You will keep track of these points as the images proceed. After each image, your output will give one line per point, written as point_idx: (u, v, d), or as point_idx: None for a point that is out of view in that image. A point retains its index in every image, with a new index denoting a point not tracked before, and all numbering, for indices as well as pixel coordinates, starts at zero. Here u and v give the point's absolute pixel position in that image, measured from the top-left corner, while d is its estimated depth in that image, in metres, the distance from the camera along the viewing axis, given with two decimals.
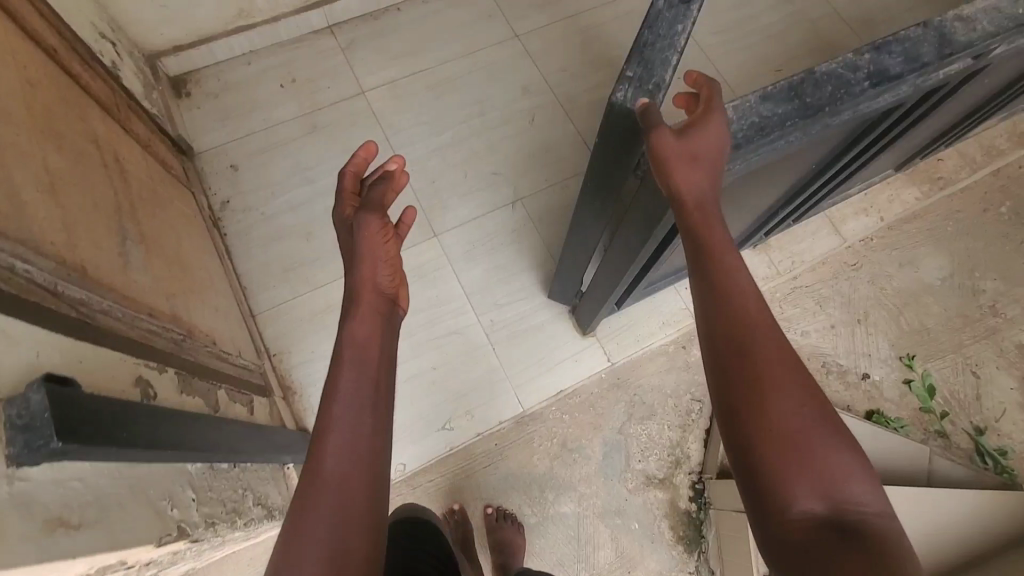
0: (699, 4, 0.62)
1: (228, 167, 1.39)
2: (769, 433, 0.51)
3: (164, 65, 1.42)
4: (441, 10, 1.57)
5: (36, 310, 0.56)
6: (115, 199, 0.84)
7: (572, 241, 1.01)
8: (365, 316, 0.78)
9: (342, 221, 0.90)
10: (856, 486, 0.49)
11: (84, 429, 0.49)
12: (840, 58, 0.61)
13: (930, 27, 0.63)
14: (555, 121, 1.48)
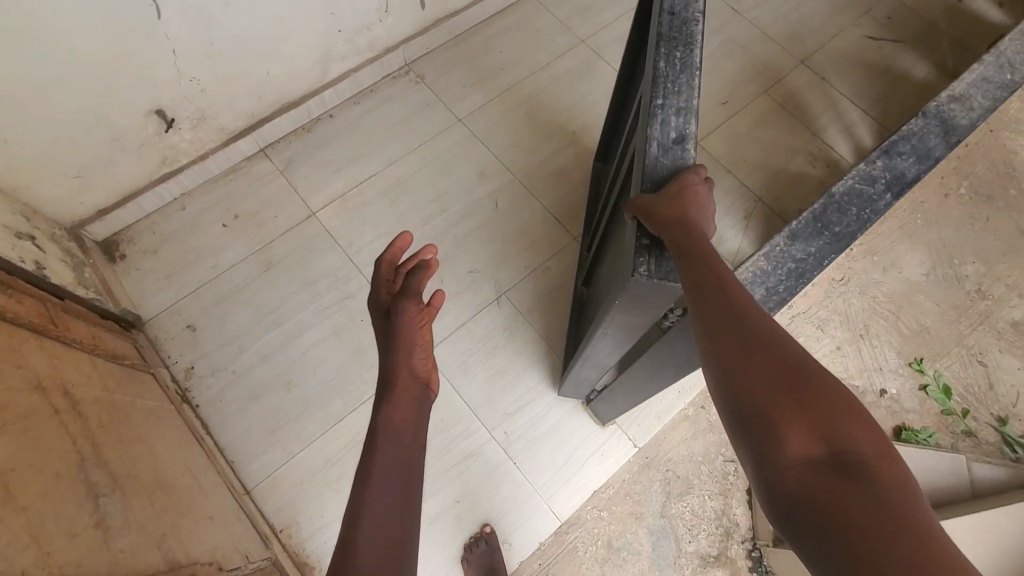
0: (693, 143, 0.70)
1: (185, 328, 1.27)
2: (761, 387, 0.50)
3: (90, 233, 1.28)
4: (375, 109, 1.50)
5: None
6: (75, 454, 0.72)
7: (581, 363, 0.94)
8: (401, 399, 0.70)
9: (377, 307, 0.84)
10: (857, 427, 0.47)
11: None
12: (857, 172, 0.68)
13: (919, 126, 0.72)
14: (520, 202, 1.43)
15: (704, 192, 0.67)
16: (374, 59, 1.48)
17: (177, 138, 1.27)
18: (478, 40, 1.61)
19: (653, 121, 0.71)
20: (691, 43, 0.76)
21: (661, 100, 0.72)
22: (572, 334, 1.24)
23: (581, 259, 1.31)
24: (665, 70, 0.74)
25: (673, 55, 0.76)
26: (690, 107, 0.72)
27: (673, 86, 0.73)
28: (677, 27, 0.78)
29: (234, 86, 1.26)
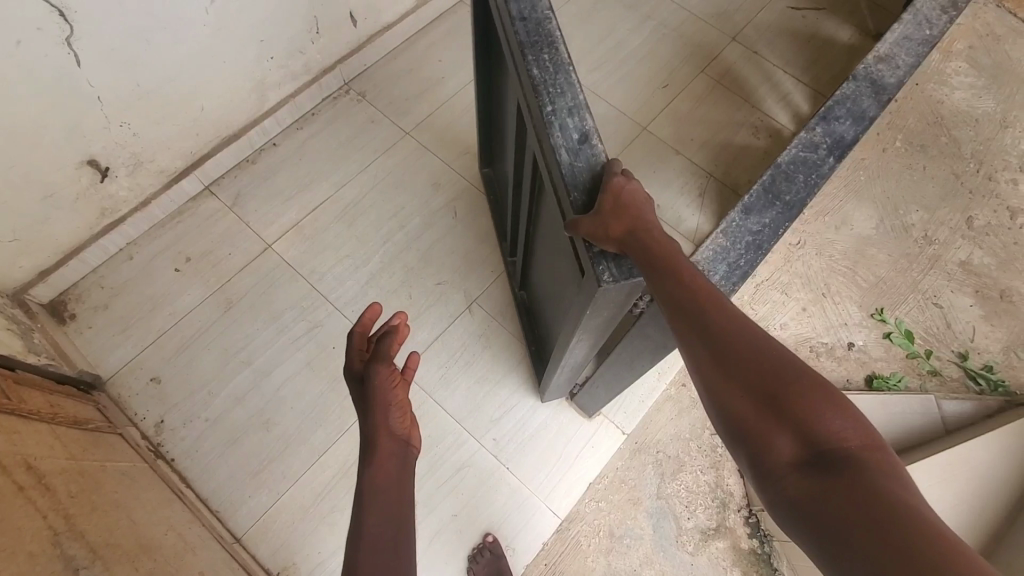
0: (596, 136, 0.71)
1: (150, 381, 1.23)
2: (746, 395, 0.53)
3: (34, 297, 1.22)
4: (319, 132, 1.48)
5: None
6: (47, 531, 0.69)
7: (556, 364, 0.95)
8: (383, 465, 0.66)
9: (352, 380, 0.78)
10: (841, 420, 0.49)
11: None
12: (798, 141, 0.70)
13: (852, 87, 0.75)
14: (478, 208, 1.42)
15: (632, 186, 0.68)
16: (311, 82, 1.45)
17: (115, 186, 1.22)
18: (415, 52, 1.60)
19: (552, 128, 0.71)
20: (553, 43, 0.78)
21: (549, 104, 0.73)
22: (530, 335, 1.25)
23: (512, 261, 1.32)
24: (541, 76, 0.75)
25: (541, 59, 0.76)
26: (578, 104, 0.73)
27: (555, 88, 0.74)
28: (534, 31, 0.78)
29: (168, 126, 1.22)
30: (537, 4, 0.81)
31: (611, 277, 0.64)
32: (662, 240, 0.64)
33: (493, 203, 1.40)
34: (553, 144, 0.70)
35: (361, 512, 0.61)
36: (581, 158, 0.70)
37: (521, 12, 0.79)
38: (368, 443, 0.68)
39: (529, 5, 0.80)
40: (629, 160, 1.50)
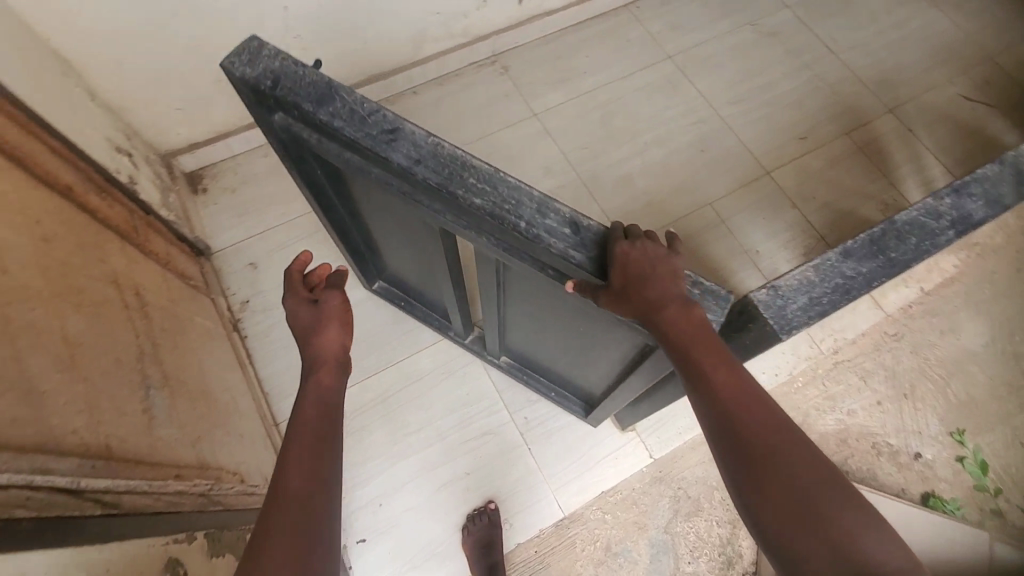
0: (583, 216, 0.60)
1: (247, 265, 1.36)
2: (773, 504, 0.47)
3: (180, 163, 1.39)
4: (457, 92, 1.56)
5: (57, 525, 0.51)
6: (136, 347, 0.80)
7: (622, 385, 0.93)
8: (328, 365, 0.71)
9: (292, 309, 0.79)
10: (877, 542, 0.44)
11: None
12: (921, 205, 0.63)
13: (993, 168, 0.70)
14: (580, 200, 1.44)
15: (642, 250, 0.58)
16: (465, 45, 1.54)
17: None
18: (567, 43, 1.65)
19: (547, 244, 0.58)
20: (463, 161, 0.60)
21: (526, 220, 0.58)
22: (539, 382, 1.21)
23: (462, 343, 1.25)
24: (485, 203, 0.58)
25: (469, 189, 0.59)
26: (539, 199, 0.59)
27: (510, 200, 0.59)
28: (436, 164, 0.59)
29: (331, 50, 1.34)
30: (409, 134, 0.60)
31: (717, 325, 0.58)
32: (689, 308, 0.57)
33: (405, 306, 1.28)
34: (563, 256, 0.58)
35: (301, 406, 0.64)
36: (591, 247, 0.59)
37: (403, 158, 0.59)
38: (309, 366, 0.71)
39: (404, 142, 0.60)
40: (741, 201, 1.46)
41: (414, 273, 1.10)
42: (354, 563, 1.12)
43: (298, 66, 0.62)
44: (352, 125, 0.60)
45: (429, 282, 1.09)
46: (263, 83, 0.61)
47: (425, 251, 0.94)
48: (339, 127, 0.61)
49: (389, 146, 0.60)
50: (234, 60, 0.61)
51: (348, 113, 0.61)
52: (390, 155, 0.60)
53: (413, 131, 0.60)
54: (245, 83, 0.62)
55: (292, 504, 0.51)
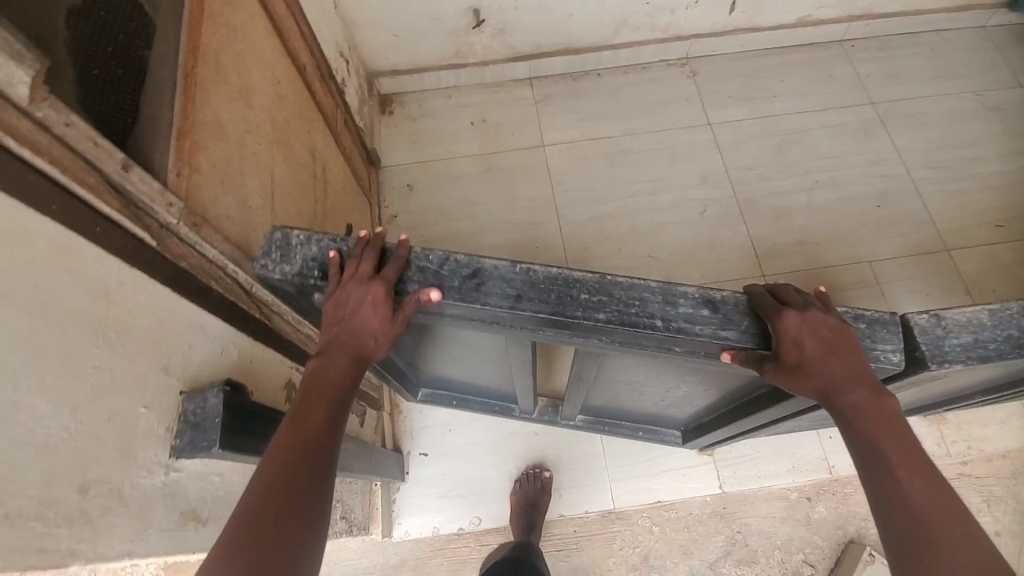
0: (714, 289, 0.54)
1: (405, 185, 1.48)
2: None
3: (379, 83, 1.55)
4: (640, 84, 1.58)
5: (234, 307, 0.62)
6: (313, 210, 0.92)
7: (741, 413, 0.89)
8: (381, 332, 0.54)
9: (344, 297, 0.52)
10: None
11: (239, 438, 0.52)
12: None
13: None
14: (728, 218, 1.40)
15: (802, 323, 0.51)
16: (661, 41, 1.56)
17: (476, 37, 1.47)
18: (763, 64, 1.61)
19: (695, 334, 0.53)
20: (564, 277, 0.54)
21: (661, 318, 0.53)
22: (623, 428, 1.15)
23: (531, 416, 1.18)
24: (611, 313, 0.53)
25: (587, 305, 0.53)
26: (661, 289, 0.54)
27: (634, 301, 0.54)
28: (541, 294, 0.54)
29: (538, 14, 1.42)
30: (491, 271, 0.54)
31: (902, 354, 0.51)
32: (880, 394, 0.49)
33: (460, 404, 1.17)
34: (716, 339, 0.53)
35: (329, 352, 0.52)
36: (737, 324, 0.53)
37: (501, 298, 0.54)
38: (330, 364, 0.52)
39: (495, 284, 0.54)
40: (904, 270, 1.34)
41: (478, 377, 1.01)
42: (411, 472, 1.20)
43: (333, 240, 0.56)
44: (426, 286, 0.54)
45: (498, 379, 1.00)
46: (306, 276, 0.55)
47: (506, 359, 0.84)
48: (413, 288, 0.55)
49: (480, 292, 0.54)
50: (263, 261, 0.54)
51: (419, 270, 0.55)
52: (484, 302, 0.54)
53: (496, 268, 0.54)
54: (285, 283, 0.55)
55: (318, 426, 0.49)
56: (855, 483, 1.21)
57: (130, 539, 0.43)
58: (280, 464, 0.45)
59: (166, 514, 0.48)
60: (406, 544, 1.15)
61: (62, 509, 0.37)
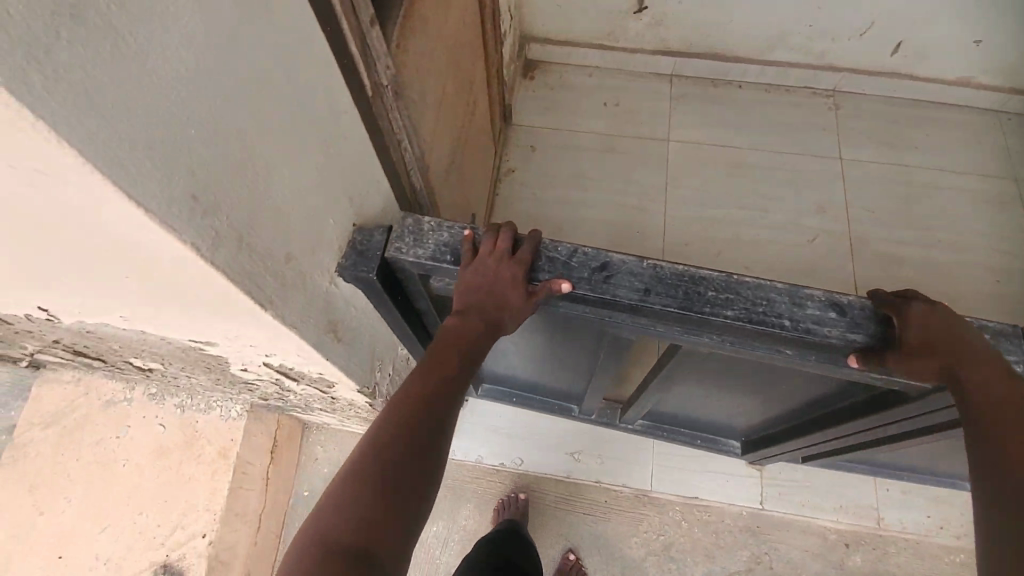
0: (842, 295, 0.55)
1: (528, 145, 1.55)
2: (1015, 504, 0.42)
3: (529, 48, 1.62)
4: (779, 104, 1.58)
5: (397, 174, 0.70)
6: (461, 130, 1.00)
7: (821, 433, 0.87)
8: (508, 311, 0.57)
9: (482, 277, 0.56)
10: None
11: (387, 277, 0.60)
12: None
13: None
14: (836, 253, 1.38)
15: (923, 318, 0.51)
16: (812, 67, 1.55)
17: (633, 23, 1.51)
18: (913, 114, 1.56)
19: (824, 337, 0.53)
20: (690, 275, 0.56)
21: (789, 319, 0.53)
22: (683, 435, 1.15)
23: (589, 418, 1.17)
24: (739, 311, 0.54)
25: (715, 302, 0.55)
26: (787, 290, 0.54)
27: (761, 300, 0.54)
28: (668, 288, 0.55)
29: (699, 13, 1.45)
30: (621, 265, 0.57)
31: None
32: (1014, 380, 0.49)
33: (519, 402, 1.20)
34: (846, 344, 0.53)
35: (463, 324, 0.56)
36: (865, 331, 0.53)
37: (630, 291, 0.56)
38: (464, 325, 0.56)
39: (625, 277, 0.56)
40: None
41: (552, 373, 1.03)
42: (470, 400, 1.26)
43: (463, 231, 0.60)
44: (556, 278, 0.57)
45: (573, 377, 1.02)
46: (438, 259, 0.59)
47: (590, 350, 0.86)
48: (544, 277, 0.58)
49: (608, 284, 0.56)
50: (397, 244, 0.59)
51: (548, 262, 0.58)
52: (616, 293, 0.56)
53: (623, 262, 0.57)
54: (417, 265, 0.60)
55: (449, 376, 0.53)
56: (899, 544, 1.18)
57: (298, 318, 0.52)
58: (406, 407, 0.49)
59: (321, 315, 0.57)
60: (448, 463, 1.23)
61: (274, 261, 0.46)
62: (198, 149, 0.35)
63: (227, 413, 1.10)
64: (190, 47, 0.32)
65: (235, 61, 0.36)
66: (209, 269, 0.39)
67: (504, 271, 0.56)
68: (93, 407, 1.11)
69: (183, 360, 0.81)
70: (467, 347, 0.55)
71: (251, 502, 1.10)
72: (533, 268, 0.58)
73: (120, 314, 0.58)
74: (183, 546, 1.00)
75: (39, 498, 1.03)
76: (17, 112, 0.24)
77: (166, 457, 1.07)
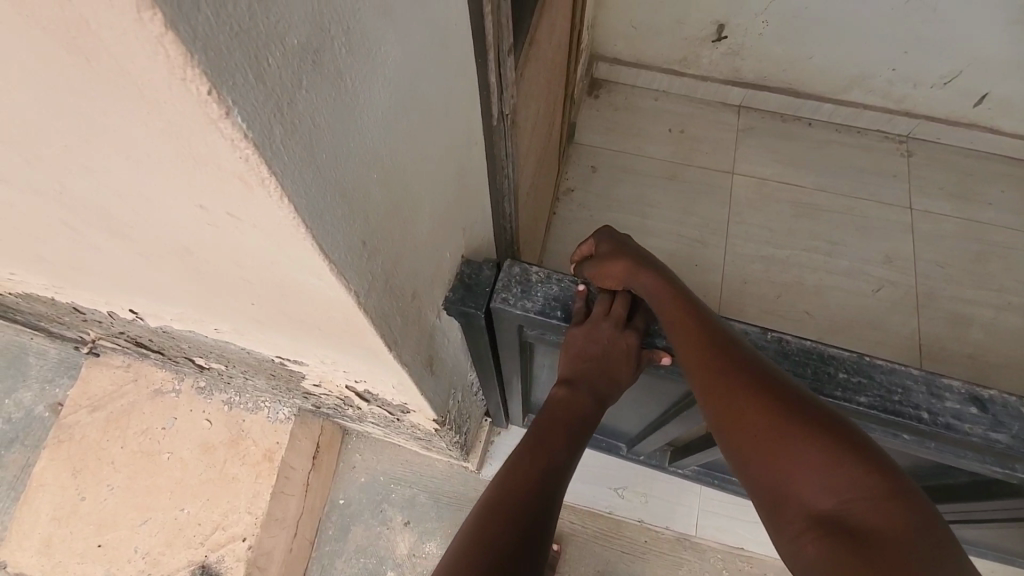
0: (979, 386, 0.52)
1: (589, 166, 1.52)
2: (721, 411, 0.50)
3: (596, 67, 1.60)
4: (848, 146, 1.54)
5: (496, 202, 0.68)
6: (541, 149, 0.98)
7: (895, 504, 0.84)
8: (610, 379, 0.58)
9: (594, 339, 0.56)
10: (805, 449, 0.44)
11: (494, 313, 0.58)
12: None
13: None
14: (901, 306, 1.34)
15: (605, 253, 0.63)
16: (888, 111, 1.50)
17: (708, 51, 1.48)
18: (988, 169, 1.51)
19: (964, 434, 0.50)
20: (818, 352, 0.53)
21: (926, 411, 0.50)
22: (736, 484, 1.08)
23: (638, 459, 1.14)
24: (873, 397, 0.51)
25: (846, 386, 0.51)
26: (923, 378, 0.52)
27: (896, 387, 0.51)
28: (796, 365, 0.52)
29: (779, 46, 1.41)
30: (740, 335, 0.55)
31: None
32: (658, 285, 0.57)
33: None
34: (986, 444, 0.50)
35: (563, 391, 0.59)
36: (1010, 430, 0.50)
37: None
38: (573, 397, 0.58)
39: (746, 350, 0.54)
40: None
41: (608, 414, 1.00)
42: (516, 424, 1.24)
43: (575, 284, 0.58)
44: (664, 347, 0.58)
45: (632, 422, 0.99)
46: (548, 315, 0.56)
47: (664, 407, 0.84)
48: (658, 342, 0.59)
49: None
50: (504, 294, 0.55)
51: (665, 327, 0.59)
52: None
53: (746, 333, 0.55)
54: (524, 317, 0.56)
55: (558, 449, 0.54)
56: None
57: (410, 353, 0.50)
58: (511, 475, 0.50)
59: (426, 349, 0.54)
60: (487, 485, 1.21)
61: (405, 298, 0.44)
62: (372, 194, 0.32)
63: (274, 413, 1.07)
64: (385, 87, 0.30)
65: (410, 99, 0.34)
66: (354, 311, 0.36)
67: (616, 333, 0.57)
68: (142, 395, 1.10)
69: (251, 367, 0.79)
70: (576, 415, 0.57)
71: (291, 507, 1.07)
72: (646, 334, 0.59)
73: (215, 326, 0.56)
74: (222, 548, 0.98)
75: (81, 482, 1.02)
76: (253, 166, 0.22)
77: (211, 453, 1.05)
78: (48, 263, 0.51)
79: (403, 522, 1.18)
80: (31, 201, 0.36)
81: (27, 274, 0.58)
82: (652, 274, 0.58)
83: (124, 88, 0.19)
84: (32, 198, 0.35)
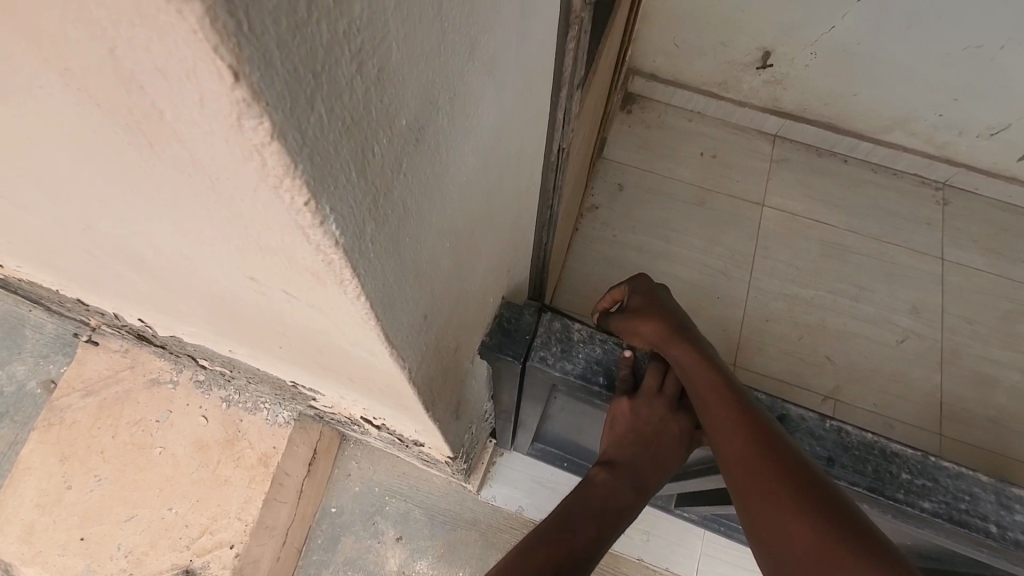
0: None
1: (616, 183, 1.47)
2: (759, 514, 0.46)
3: (633, 81, 1.55)
4: (882, 188, 1.50)
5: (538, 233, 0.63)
6: (579, 171, 0.93)
7: None
8: (655, 463, 0.56)
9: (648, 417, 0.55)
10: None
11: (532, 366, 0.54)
12: None
13: None
14: (923, 360, 1.31)
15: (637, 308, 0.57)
16: (928, 156, 1.46)
17: (750, 77, 1.42)
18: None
19: None
20: (880, 447, 0.49)
21: (995, 525, 0.47)
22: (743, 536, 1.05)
23: None
24: (938, 503, 0.47)
25: (909, 489, 0.47)
26: (992, 486, 0.48)
27: (962, 494, 0.48)
28: (856, 461, 0.48)
29: (824, 80, 1.36)
30: (797, 422, 0.51)
31: None
32: (693, 362, 0.52)
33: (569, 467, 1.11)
34: None
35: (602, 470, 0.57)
36: None
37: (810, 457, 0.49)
38: (612, 481, 0.56)
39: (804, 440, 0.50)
40: None
41: None
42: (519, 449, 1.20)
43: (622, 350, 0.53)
44: None
45: None
46: (588, 380, 0.52)
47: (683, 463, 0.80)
48: None
49: None
50: (542, 352, 0.51)
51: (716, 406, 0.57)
52: None
53: (803, 419, 0.51)
54: (561, 379, 0.51)
55: (587, 532, 0.51)
56: None
57: (442, 405, 0.46)
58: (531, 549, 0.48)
59: (456, 396, 0.50)
60: (485, 506, 1.17)
61: (448, 356, 0.39)
62: (441, 262, 0.28)
63: (273, 417, 1.02)
64: (473, 149, 0.26)
65: (491, 155, 0.30)
66: (400, 382, 0.32)
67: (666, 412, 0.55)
68: (137, 383, 1.05)
69: (258, 377, 0.74)
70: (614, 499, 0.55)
71: (283, 515, 1.03)
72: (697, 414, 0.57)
73: (229, 348, 0.52)
74: (209, 553, 0.95)
75: (68, 469, 0.98)
76: (335, 269, 0.18)
77: (205, 452, 1.02)
78: (56, 268, 0.47)
79: (396, 537, 1.15)
80: (46, 224, 0.31)
81: (31, 271, 0.53)
82: (686, 346, 0.53)
83: (192, 175, 0.15)
84: (49, 222, 0.31)
